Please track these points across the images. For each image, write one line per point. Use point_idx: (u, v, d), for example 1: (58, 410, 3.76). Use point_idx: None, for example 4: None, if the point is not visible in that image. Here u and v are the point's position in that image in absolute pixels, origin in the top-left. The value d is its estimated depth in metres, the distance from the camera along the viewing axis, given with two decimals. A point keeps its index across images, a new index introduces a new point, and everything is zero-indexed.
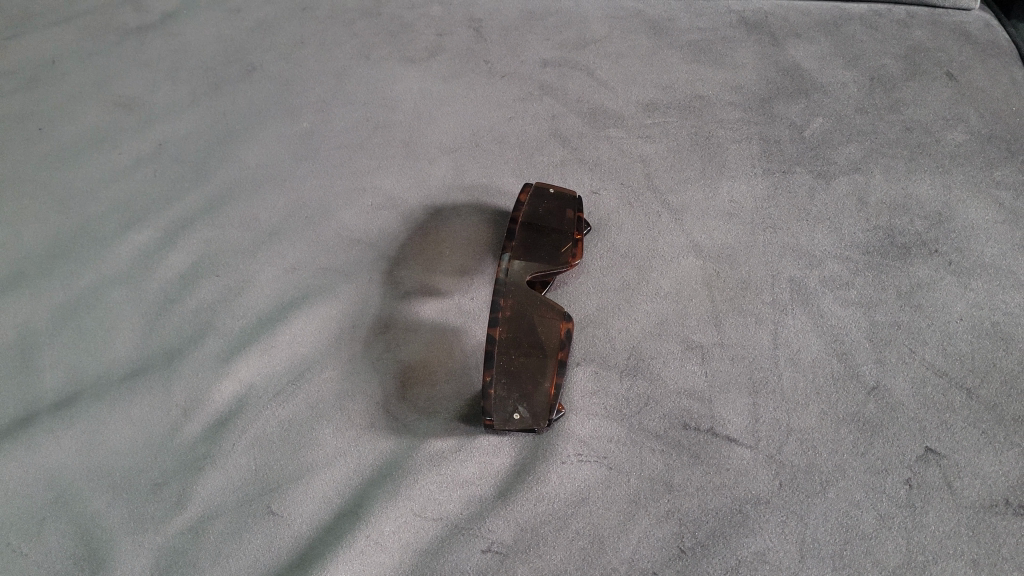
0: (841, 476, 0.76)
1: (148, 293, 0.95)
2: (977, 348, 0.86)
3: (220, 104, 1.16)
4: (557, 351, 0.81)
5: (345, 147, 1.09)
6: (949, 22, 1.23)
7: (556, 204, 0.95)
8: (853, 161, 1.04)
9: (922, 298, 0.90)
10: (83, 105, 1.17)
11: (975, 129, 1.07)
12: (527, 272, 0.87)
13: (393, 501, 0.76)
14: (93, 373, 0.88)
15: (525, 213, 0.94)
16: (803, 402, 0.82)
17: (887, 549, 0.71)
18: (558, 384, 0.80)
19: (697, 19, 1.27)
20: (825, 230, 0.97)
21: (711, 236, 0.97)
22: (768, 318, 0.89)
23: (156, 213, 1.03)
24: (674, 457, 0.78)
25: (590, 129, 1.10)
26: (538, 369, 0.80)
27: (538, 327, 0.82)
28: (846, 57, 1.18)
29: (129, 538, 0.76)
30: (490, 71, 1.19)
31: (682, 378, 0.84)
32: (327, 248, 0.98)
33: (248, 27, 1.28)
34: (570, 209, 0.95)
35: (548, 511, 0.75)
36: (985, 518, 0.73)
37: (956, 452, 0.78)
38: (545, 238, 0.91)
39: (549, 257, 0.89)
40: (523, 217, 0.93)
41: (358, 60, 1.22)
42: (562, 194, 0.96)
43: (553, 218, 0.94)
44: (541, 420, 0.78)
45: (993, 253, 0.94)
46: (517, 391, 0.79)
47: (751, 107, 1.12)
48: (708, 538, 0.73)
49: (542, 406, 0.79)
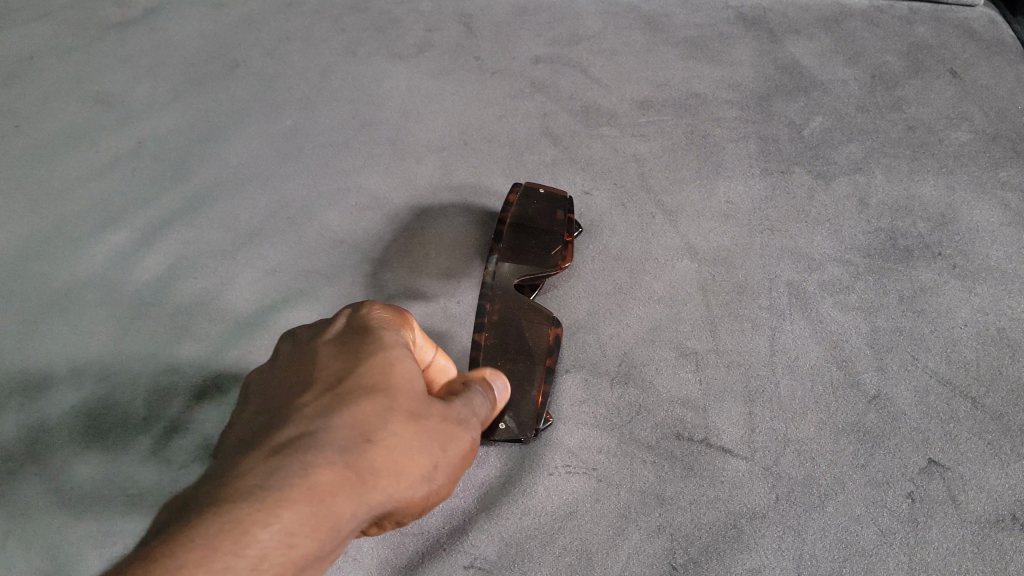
0: (840, 489, 0.73)
1: (123, 296, 0.92)
2: (981, 355, 0.82)
3: (202, 101, 1.13)
4: (545, 358, 0.80)
5: (330, 146, 1.06)
6: (952, 19, 1.19)
7: (545, 204, 0.93)
8: (853, 161, 1.01)
9: (925, 302, 0.87)
10: (60, 102, 1.13)
11: (980, 128, 1.04)
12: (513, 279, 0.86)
13: None
14: (62, 377, 0.85)
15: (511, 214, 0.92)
16: (802, 410, 0.78)
17: (888, 567, 0.68)
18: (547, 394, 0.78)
19: (693, 15, 1.23)
20: (825, 232, 0.94)
21: (706, 238, 0.93)
22: (764, 323, 0.85)
23: (133, 214, 1.00)
24: (667, 469, 0.75)
25: (582, 127, 1.07)
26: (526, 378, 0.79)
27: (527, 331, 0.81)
28: (846, 54, 1.15)
29: (96, 553, 0.72)
30: (480, 68, 1.16)
31: (675, 386, 0.80)
32: (309, 251, 0.95)
33: (232, 22, 1.25)
34: (561, 210, 0.93)
35: (534, 525, 0.72)
36: (991, 534, 0.70)
37: (960, 464, 0.75)
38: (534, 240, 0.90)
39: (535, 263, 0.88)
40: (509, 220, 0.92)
41: (345, 56, 1.18)
42: (552, 193, 0.94)
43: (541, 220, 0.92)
44: (528, 432, 0.76)
45: (998, 256, 0.91)
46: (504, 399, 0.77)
47: (748, 105, 1.09)
48: (701, 554, 0.69)
49: (530, 416, 0.77)
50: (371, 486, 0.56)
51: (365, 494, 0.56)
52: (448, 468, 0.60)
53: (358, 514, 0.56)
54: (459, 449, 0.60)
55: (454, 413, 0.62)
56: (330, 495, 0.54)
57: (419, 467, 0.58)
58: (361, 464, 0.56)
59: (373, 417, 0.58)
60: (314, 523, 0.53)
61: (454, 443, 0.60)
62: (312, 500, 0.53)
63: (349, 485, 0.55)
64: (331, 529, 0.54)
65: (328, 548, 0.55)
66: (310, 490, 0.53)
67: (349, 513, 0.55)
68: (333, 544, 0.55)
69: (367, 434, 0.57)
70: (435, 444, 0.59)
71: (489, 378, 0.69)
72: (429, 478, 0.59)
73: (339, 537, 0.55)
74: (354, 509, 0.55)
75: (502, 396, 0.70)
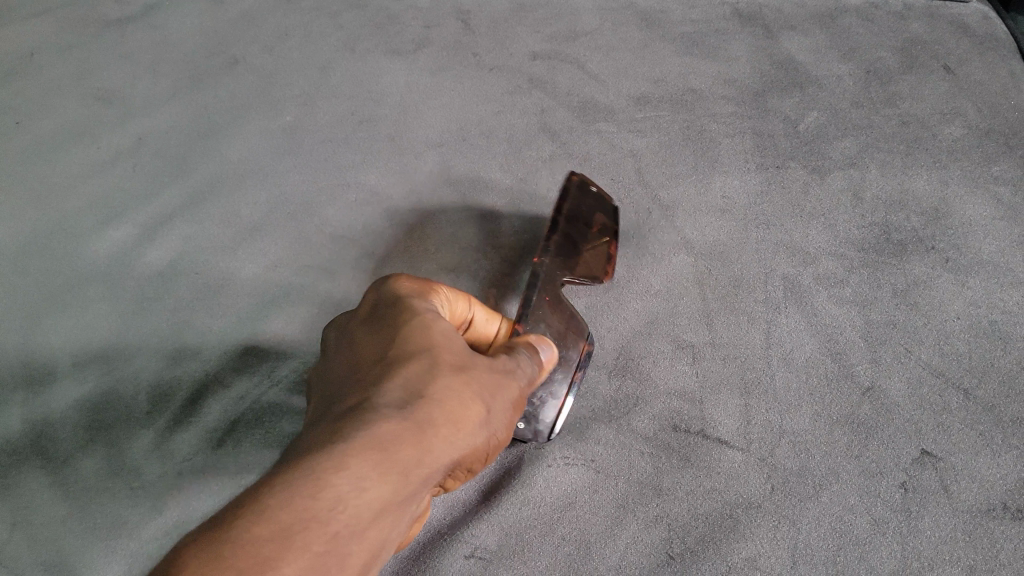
0: (834, 479, 0.74)
1: (125, 291, 0.93)
2: (973, 348, 0.84)
3: (202, 98, 1.14)
4: (568, 367, 0.78)
5: (330, 142, 1.07)
6: (946, 15, 1.20)
7: (596, 205, 0.89)
8: (848, 156, 1.02)
9: (918, 296, 0.88)
10: (61, 98, 1.14)
11: (974, 124, 1.05)
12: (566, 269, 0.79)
13: None
14: (65, 371, 0.86)
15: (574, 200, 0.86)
16: (797, 403, 0.80)
17: (881, 555, 0.70)
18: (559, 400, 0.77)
19: (690, 11, 1.24)
20: (820, 226, 0.95)
21: (703, 232, 0.94)
22: (760, 316, 0.86)
23: (135, 210, 1.01)
24: (664, 460, 0.76)
25: (580, 123, 1.08)
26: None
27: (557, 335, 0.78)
28: (841, 50, 1.16)
29: (102, 545, 0.73)
30: (478, 64, 1.17)
31: (672, 379, 0.82)
32: (310, 247, 0.96)
33: (231, 18, 1.25)
34: (604, 217, 0.89)
35: (533, 516, 0.73)
36: (983, 523, 0.71)
37: (952, 455, 0.76)
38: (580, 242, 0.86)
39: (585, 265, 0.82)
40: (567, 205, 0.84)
41: (344, 53, 1.19)
42: (601, 198, 0.90)
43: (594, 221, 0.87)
44: (530, 433, 0.75)
45: (990, 250, 0.92)
46: None
47: (744, 101, 1.10)
48: (698, 543, 0.71)
49: (537, 417, 0.76)
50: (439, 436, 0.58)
51: (433, 443, 0.58)
52: (500, 414, 0.64)
53: (431, 463, 0.58)
54: (506, 394, 0.64)
55: (498, 367, 0.66)
56: (396, 444, 0.56)
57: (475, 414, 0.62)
58: (428, 416, 0.59)
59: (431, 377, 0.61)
60: (395, 470, 0.55)
61: (502, 391, 0.64)
62: (389, 450, 0.55)
63: (420, 436, 0.58)
64: (409, 475, 0.56)
65: (409, 496, 0.56)
66: (379, 441, 0.55)
67: (423, 461, 0.57)
68: (412, 492, 0.57)
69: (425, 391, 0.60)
70: (486, 394, 0.63)
71: (534, 344, 0.72)
72: (485, 425, 0.62)
73: (416, 486, 0.57)
74: (426, 457, 0.57)
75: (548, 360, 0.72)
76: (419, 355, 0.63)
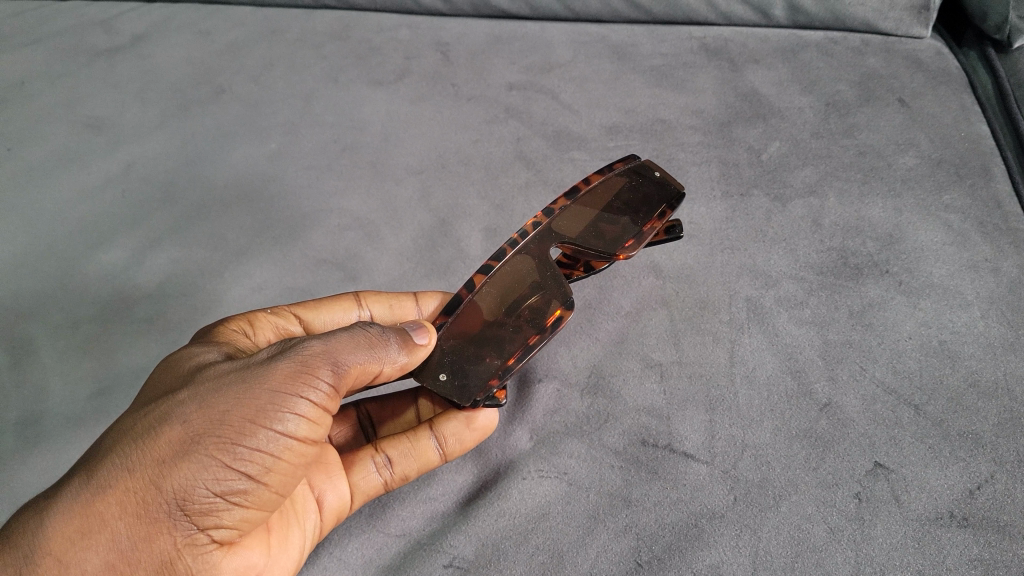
0: (793, 490, 0.78)
1: (115, 312, 0.96)
2: (924, 366, 0.88)
3: (189, 126, 1.18)
4: (533, 336, 0.81)
5: (312, 169, 1.11)
6: (902, 50, 1.26)
7: (654, 190, 0.96)
8: (808, 184, 1.08)
9: (873, 317, 0.93)
10: (51, 126, 1.18)
11: (926, 154, 1.11)
12: (566, 230, 0.87)
13: (365, 527, 0.79)
14: (55, 390, 0.88)
15: (611, 176, 0.93)
16: (758, 419, 0.84)
17: (836, 561, 0.73)
18: (507, 366, 0.79)
19: (659, 45, 1.30)
20: (781, 251, 1.00)
21: (670, 258, 1.01)
22: (724, 336, 0.91)
23: (123, 234, 1.04)
24: (632, 473, 0.80)
25: (554, 151, 1.12)
26: (499, 347, 0.81)
27: (529, 301, 0.84)
28: (802, 83, 1.22)
29: None
30: (456, 94, 1.22)
31: (642, 396, 0.86)
32: (293, 269, 0.99)
33: (216, 50, 1.31)
34: (663, 206, 0.95)
35: (508, 526, 0.77)
36: (930, 531, 0.75)
37: (902, 467, 0.80)
38: (612, 211, 0.92)
39: (598, 234, 0.89)
40: (602, 178, 0.92)
41: (326, 84, 1.24)
42: (664, 182, 0.97)
43: (638, 201, 0.95)
44: (466, 399, 0.78)
45: (940, 274, 0.97)
46: (464, 355, 0.80)
47: (709, 131, 1.16)
48: (664, 551, 0.74)
49: (476, 385, 0.78)
50: (157, 468, 0.61)
51: (149, 478, 0.60)
52: (249, 420, 0.62)
53: (153, 501, 0.60)
54: (249, 394, 0.63)
55: (249, 369, 0.66)
56: (139, 481, 0.61)
57: (206, 434, 0.61)
58: (144, 455, 0.61)
59: (162, 411, 0.64)
60: (77, 521, 0.60)
61: (245, 395, 0.63)
62: (57, 512, 0.60)
63: (131, 478, 0.61)
64: (101, 521, 0.60)
65: (124, 541, 0.60)
66: (126, 485, 0.61)
67: (118, 503, 0.60)
68: (130, 537, 0.60)
69: (147, 431, 0.63)
70: (221, 403, 0.63)
71: (412, 331, 0.75)
72: (222, 438, 0.61)
73: (143, 527, 0.61)
74: (141, 497, 0.60)
75: (427, 347, 0.75)
76: (165, 392, 0.67)
